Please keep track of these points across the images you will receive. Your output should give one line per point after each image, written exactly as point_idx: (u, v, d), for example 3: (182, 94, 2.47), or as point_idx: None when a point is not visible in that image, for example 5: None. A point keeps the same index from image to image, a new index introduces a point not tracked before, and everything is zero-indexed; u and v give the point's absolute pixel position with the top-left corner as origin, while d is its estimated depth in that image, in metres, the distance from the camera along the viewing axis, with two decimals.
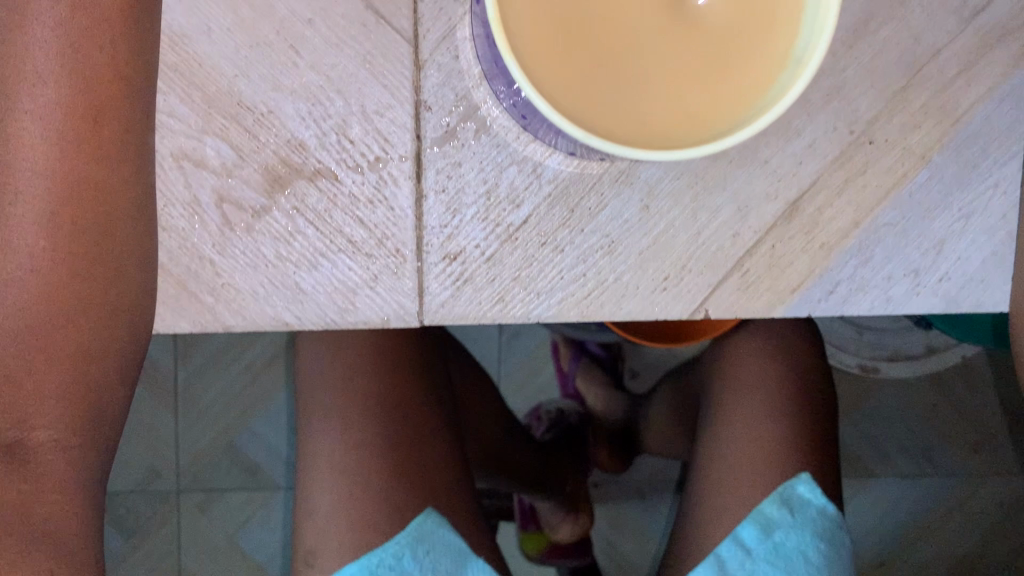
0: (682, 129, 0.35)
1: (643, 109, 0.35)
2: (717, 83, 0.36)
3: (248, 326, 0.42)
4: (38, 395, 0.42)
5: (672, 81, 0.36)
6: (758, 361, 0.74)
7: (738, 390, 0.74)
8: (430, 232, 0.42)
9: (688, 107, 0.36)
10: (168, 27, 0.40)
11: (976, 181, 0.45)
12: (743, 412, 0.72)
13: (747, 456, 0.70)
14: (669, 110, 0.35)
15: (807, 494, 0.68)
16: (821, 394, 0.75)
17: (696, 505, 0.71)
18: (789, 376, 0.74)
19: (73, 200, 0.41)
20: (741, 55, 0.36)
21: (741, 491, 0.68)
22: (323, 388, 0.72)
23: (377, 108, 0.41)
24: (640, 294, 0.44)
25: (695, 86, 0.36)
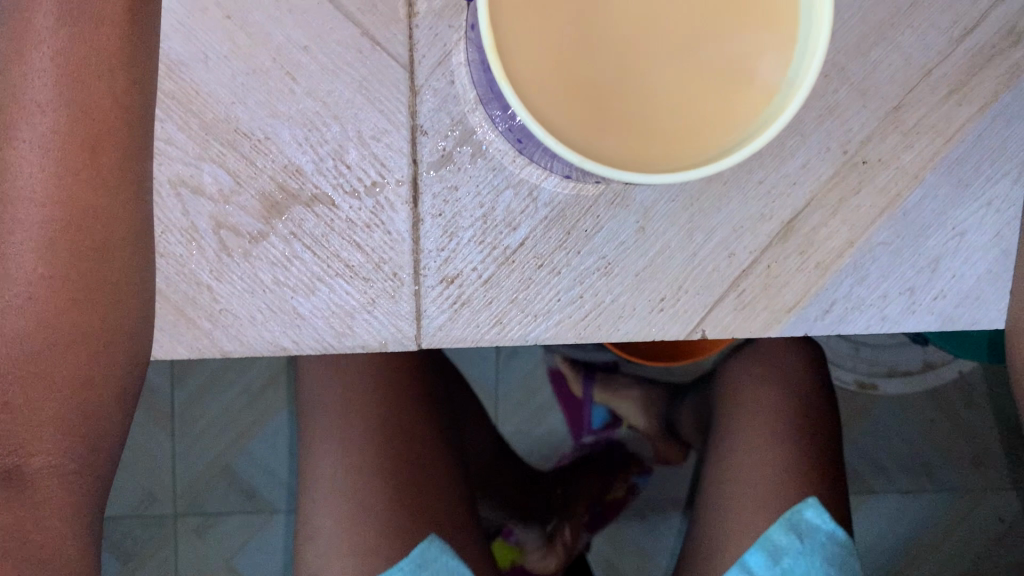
0: (680, 152, 0.35)
1: (642, 134, 0.35)
2: (714, 103, 0.36)
3: (246, 351, 0.42)
4: (37, 422, 0.42)
5: (670, 102, 0.36)
6: (755, 386, 0.75)
7: (738, 416, 0.75)
8: (427, 256, 0.43)
9: (687, 128, 0.36)
10: (166, 55, 0.40)
11: (969, 199, 0.46)
12: (743, 437, 0.73)
13: (752, 479, 0.70)
14: (669, 132, 0.35)
15: (816, 519, 0.68)
16: (823, 416, 0.75)
17: (702, 532, 0.72)
18: (792, 399, 0.74)
19: (72, 230, 0.40)
20: (738, 74, 0.36)
21: (746, 514, 0.68)
22: (321, 411, 0.72)
23: (373, 133, 0.42)
24: (637, 314, 0.45)
25: (694, 107, 0.36)
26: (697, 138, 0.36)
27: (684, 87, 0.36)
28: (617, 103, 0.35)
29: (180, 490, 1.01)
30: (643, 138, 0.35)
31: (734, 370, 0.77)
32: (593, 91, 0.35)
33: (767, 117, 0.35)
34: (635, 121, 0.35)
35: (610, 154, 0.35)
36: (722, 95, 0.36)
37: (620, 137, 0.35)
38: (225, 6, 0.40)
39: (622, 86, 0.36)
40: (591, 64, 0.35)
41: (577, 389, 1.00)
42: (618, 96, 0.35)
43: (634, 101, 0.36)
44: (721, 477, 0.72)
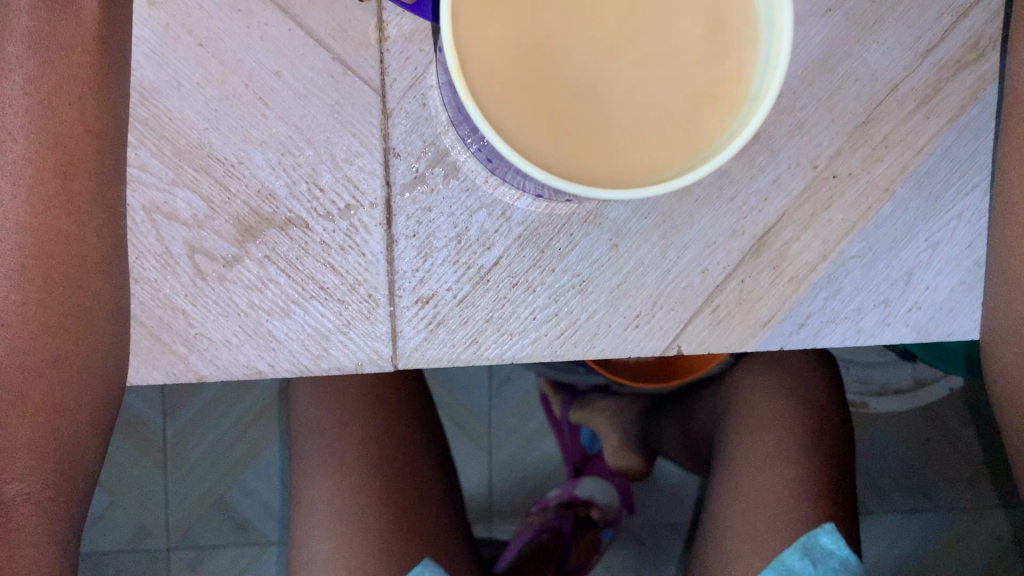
0: (653, 161, 0.36)
1: (615, 141, 0.36)
2: (686, 110, 0.36)
3: (221, 375, 0.42)
4: (11, 448, 0.42)
5: (641, 107, 0.36)
6: (773, 401, 0.74)
7: (753, 428, 0.73)
8: (401, 277, 0.43)
9: (659, 136, 0.36)
10: (139, 82, 0.40)
11: (940, 212, 0.46)
12: (757, 451, 0.72)
13: (764, 500, 0.69)
14: (642, 140, 0.36)
15: (831, 545, 0.67)
16: (839, 435, 0.74)
17: (710, 547, 0.71)
18: (807, 419, 0.73)
19: (44, 256, 0.41)
20: (708, 81, 0.36)
21: (759, 536, 0.67)
22: (318, 433, 0.72)
23: (346, 156, 0.42)
24: (612, 332, 0.45)
25: (665, 114, 0.36)
26: (670, 145, 0.36)
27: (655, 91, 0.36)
28: (590, 109, 0.36)
29: (172, 524, 1.00)
30: (618, 146, 0.36)
31: (752, 380, 0.76)
32: (564, 99, 0.36)
33: (736, 126, 0.35)
34: (608, 128, 0.36)
35: (585, 164, 0.36)
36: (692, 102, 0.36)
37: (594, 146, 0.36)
38: (197, 33, 0.40)
39: (593, 90, 0.36)
40: (563, 71, 0.36)
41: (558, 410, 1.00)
42: (590, 102, 0.36)
43: (605, 107, 0.36)
44: (728, 494, 0.71)
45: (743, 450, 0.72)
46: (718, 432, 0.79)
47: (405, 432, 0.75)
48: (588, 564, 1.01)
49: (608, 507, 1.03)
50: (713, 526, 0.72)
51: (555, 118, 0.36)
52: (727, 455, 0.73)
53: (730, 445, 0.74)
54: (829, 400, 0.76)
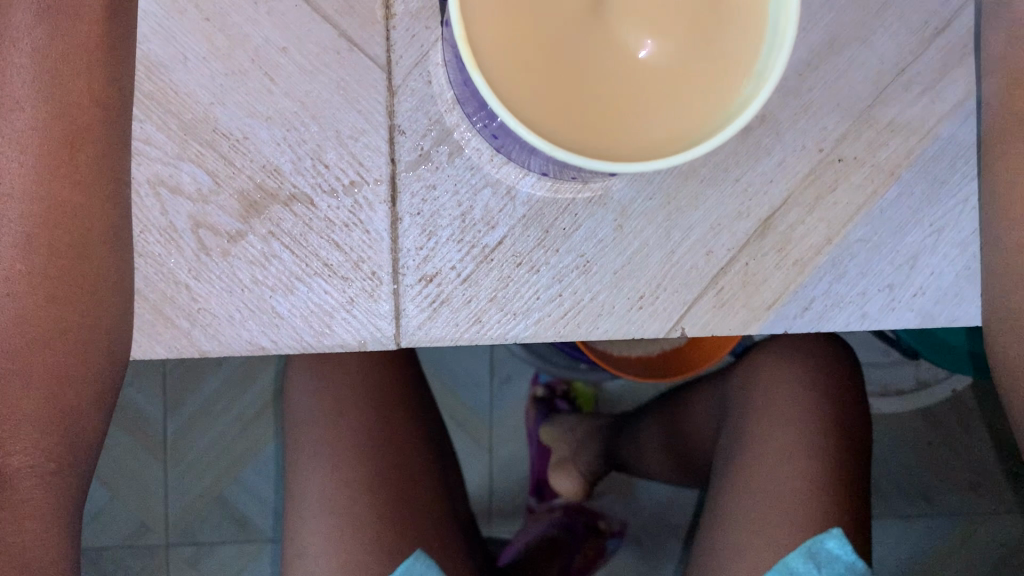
0: (657, 133, 0.36)
1: (619, 110, 0.36)
2: (688, 80, 0.36)
3: (223, 352, 0.42)
4: (17, 420, 0.42)
5: (644, 75, 0.36)
6: (812, 398, 0.73)
7: (787, 420, 0.72)
8: (405, 255, 0.43)
9: (662, 106, 0.36)
10: (145, 56, 0.40)
11: (946, 197, 0.46)
12: (788, 445, 0.70)
13: (779, 494, 0.68)
14: (646, 108, 0.36)
15: (837, 550, 0.66)
16: (862, 441, 0.74)
17: (720, 529, 0.70)
18: (830, 415, 0.72)
19: (52, 224, 0.41)
20: (712, 52, 0.36)
21: (769, 529, 0.67)
22: (310, 422, 0.72)
23: (351, 133, 0.42)
24: (615, 313, 0.45)
25: (668, 82, 0.36)
26: (674, 115, 0.36)
27: (658, 57, 0.36)
28: (593, 77, 0.36)
29: (172, 519, 1.00)
30: (622, 116, 0.36)
31: (791, 369, 0.74)
32: (568, 68, 0.36)
33: (744, 99, 0.35)
34: (612, 97, 0.36)
35: (589, 135, 0.36)
36: (696, 72, 0.36)
37: (599, 115, 0.36)
38: (204, 9, 0.40)
39: (596, 57, 0.36)
40: (566, 38, 0.36)
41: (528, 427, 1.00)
42: (593, 68, 0.36)
43: (608, 75, 0.36)
44: (740, 482, 0.71)
45: (763, 439, 0.71)
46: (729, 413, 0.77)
47: (399, 425, 0.74)
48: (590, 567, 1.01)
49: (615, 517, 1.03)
50: (720, 511, 0.71)
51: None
52: (742, 441, 0.73)
53: (748, 431, 0.73)
54: (850, 397, 0.75)
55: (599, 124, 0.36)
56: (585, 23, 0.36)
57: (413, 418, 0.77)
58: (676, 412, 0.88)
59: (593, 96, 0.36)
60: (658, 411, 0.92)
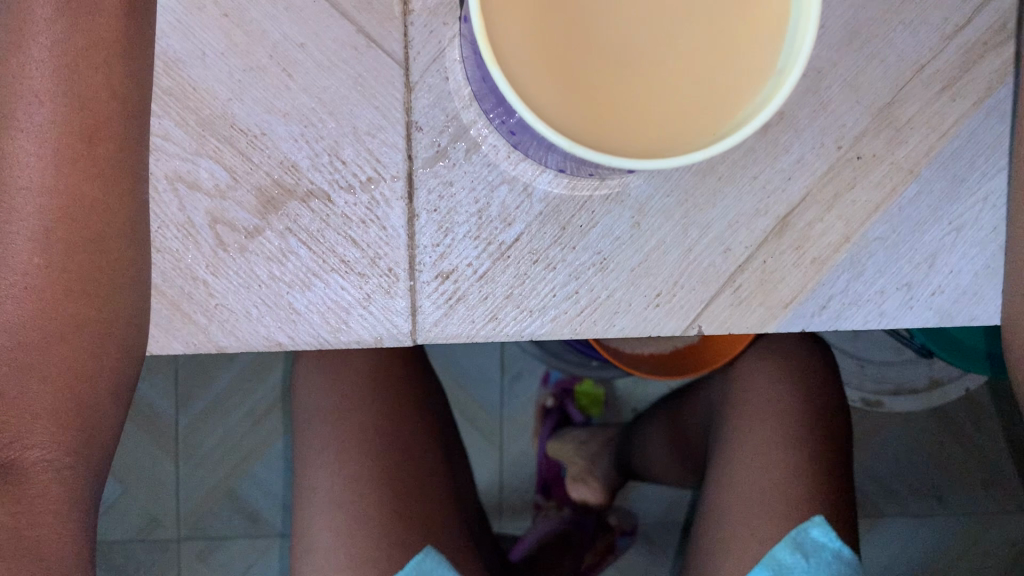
0: (681, 124, 0.36)
1: (643, 96, 0.36)
2: (713, 69, 0.36)
3: (240, 347, 0.42)
4: (32, 415, 0.42)
5: (672, 61, 0.36)
6: (784, 389, 0.73)
7: (761, 414, 0.72)
8: (422, 251, 0.43)
9: (688, 94, 0.36)
10: (163, 52, 0.40)
11: (965, 195, 0.46)
12: (764, 437, 0.71)
13: (759, 485, 0.69)
14: (672, 97, 0.36)
15: (822, 538, 0.66)
16: (842, 427, 0.74)
17: (708, 526, 0.71)
18: (804, 404, 0.73)
19: (69, 218, 0.41)
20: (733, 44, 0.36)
21: (753, 520, 0.67)
22: (318, 418, 0.72)
23: (369, 129, 0.42)
24: (632, 310, 0.45)
25: (693, 70, 0.36)
26: (698, 106, 0.36)
27: (686, 42, 0.36)
28: (620, 62, 0.36)
29: (185, 513, 1.00)
30: (648, 104, 0.36)
31: (761, 363, 0.75)
32: (595, 54, 0.36)
33: (762, 100, 0.35)
34: (636, 90, 0.36)
35: (613, 125, 0.35)
36: (720, 64, 0.36)
37: (624, 102, 0.36)
38: (222, 4, 0.40)
39: (618, 48, 0.36)
40: (592, 24, 0.36)
41: (535, 441, 1.01)
42: (622, 51, 0.36)
43: (636, 60, 0.36)
44: (724, 480, 0.71)
45: (741, 435, 0.72)
46: (714, 414, 0.79)
47: (407, 420, 0.74)
48: (599, 565, 0.98)
49: (626, 517, 1.02)
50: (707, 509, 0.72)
51: (586, 74, 0.36)
52: (724, 436, 0.74)
53: (727, 431, 0.74)
54: (827, 387, 0.76)
55: (624, 111, 0.35)
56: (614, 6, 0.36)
57: (422, 412, 0.77)
58: (679, 413, 0.87)
59: (620, 85, 0.36)
60: (661, 413, 0.91)
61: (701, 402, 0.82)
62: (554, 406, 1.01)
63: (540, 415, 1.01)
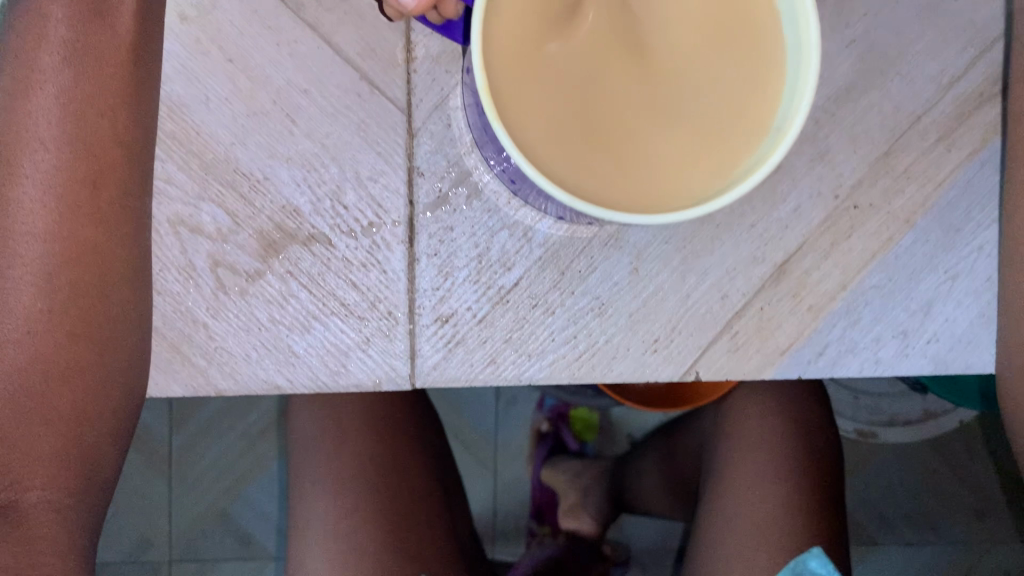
0: (680, 176, 0.36)
1: (644, 148, 0.36)
2: (712, 123, 0.36)
3: (240, 390, 0.43)
4: (34, 457, 0.41)
5: (672, 114, 0.36)
6: (776, 422, 0.74)
7: (754, 447, 0.73)
8: (422, 295, 0.43)
9: (688, 148, 0.36)
10: (168, 97, 0.41)
11: (961, 245, 0.46)
12: (757, 470, 0.71)
13: (754, 516, 0.69)
14: (672, 148, 0.36)
15: (819, 569, 0.65)
16: (835, 460, 0.75)
17: (702, 559, 0.70)
18: (796, 437, 0.74)
19: (73, 260, 0.41)
20: (731, 100, 0.37)
21: (748, 552, 0.67)
22: (312, 449, 0.67)
23: (371, 174, 0.42)
24: (630, 356, 0.45)
25: (692, 124, 0.36)
26: (698, 159, 0.36)
27: (687, 96, 0.37)
28: (620, 114, 0.36)
29: (180, 533, 1.00)
30: (648, 155, 0.36)
31: (753, 396, 0.76)
32: (596, 107, 0.36)
33: (760, 155, 0.36)
34: (636, 144, 0.36)
35: (615, 175, 0.35)
36: (719, 118, 0.37)
37: (626, 154, 0.36)
38: (227, 50, 0.41)
39: (618, 103, 0.36)
40: (594, 77, 0.36)
41: (529, 467, 1.01)
42: (625, 102, 0.36)
43: (636, 113, 0.36)
44: (718, 512, 0.71)
45: (735, 468, 0.72)
46: (706, 448, 0.79)
47: (407, 449, 0.70)
48: None
49: (619, 546, 1.02)
50: (701, 542, 0.72)
51: (589, 124, 0.36)
52: (718, 469, 0.74)
53: (720, 463, 0.74)
54: (818, 420, 0.76)
55: (625, 162, 0.36)
56: (617, 58, 0.36)
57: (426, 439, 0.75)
58: (674, 446, 0.87)
59: (621, 139, 0.36)
60: (657, 445, 0.91)
61: (696, 436, 0.82)
62: (549, 430, 1.01)
63: (535, 441, 1.01)
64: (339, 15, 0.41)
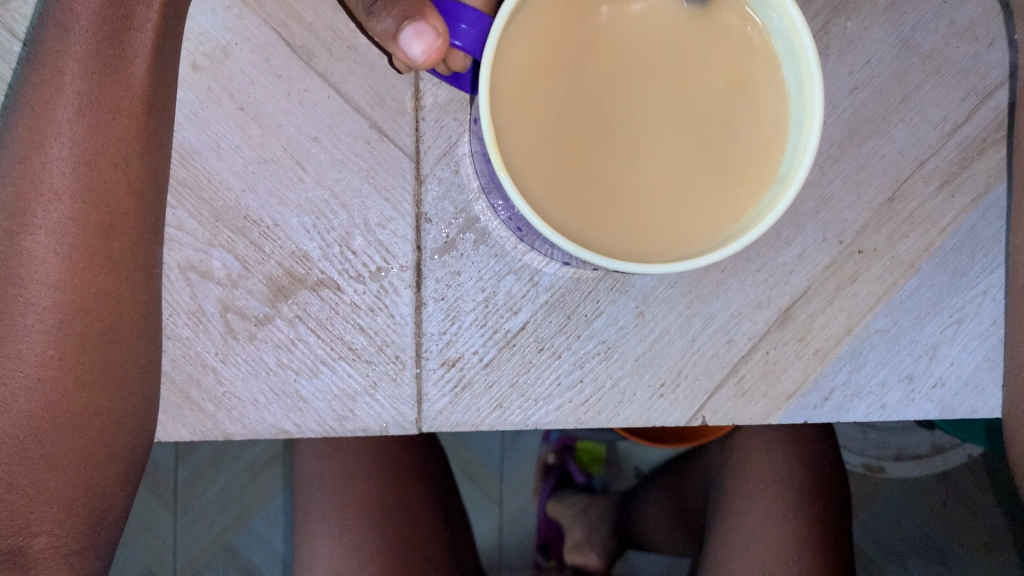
0: (687, 224, 0.36)
1: (651, 195, 0.36)
2: (718, 171, 0.37)
3: (248, 435, 0.43)
4: (41, 502, 0.39)
5: (678, 161, 0.37)
6: (782, 457, 0.74)
7: (760, 483, 0.72)
8: (429, 339, 0.43)
9: (692, 196, 0.37)
10: (180, 144, 0.42)
11: (965, 288, 0.46)
12: (763, 506, 0.71)
13: (759, 553, 0.69)
14: (678, 195, 0.37)
15: None
16: (840, 495, 0.75)
17: None
18: (803, 472, 0.73)
19: (82, 310, 0.40)
20: (736, 148, 0.37)
21: None
22: (317, 484, 0.67)
23: (379, 220, 0.43)
24: (636, 401, 0.45)
25: (698, 172, 0.37)
26: (704, 207, 0.37)
27: (694, 141, 0.37)
28: (626, 162, 0.36)
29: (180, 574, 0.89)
30: (655, 202, 0.36)
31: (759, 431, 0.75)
32: (601, 155, 0.36)
33: (764, 206, 0.36)
34: (640, 191, 0.36)
35: (622, 224, 0.36)
36: (725, 166, 0.37)
37: (632, 201, 0.36)
38: (238, 98, 0.42)
39: (624, 151, 0.36)
40: (599, 125, 0.36)
41: (534, 501, 0.97)
42: (632, 149, 0.36)
43: (642, 160, 0.36)
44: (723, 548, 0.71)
45: (741, 504, 0.72)
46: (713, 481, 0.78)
47: (409, 488, 0.69)
48: None
49: None
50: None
51: (597, 173, 0.36)
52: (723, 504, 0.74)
53: (726, 498, 0.74)
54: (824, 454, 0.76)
55: (632, 209, 0.36)
56: (624, 105, 0.37)
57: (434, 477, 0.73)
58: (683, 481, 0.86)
59: (626, 186, 0.36)
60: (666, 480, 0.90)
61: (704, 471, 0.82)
62: (555, 463, 0.98)
63: (541, 474, 0.98)
64: (349, 64, 0.43)
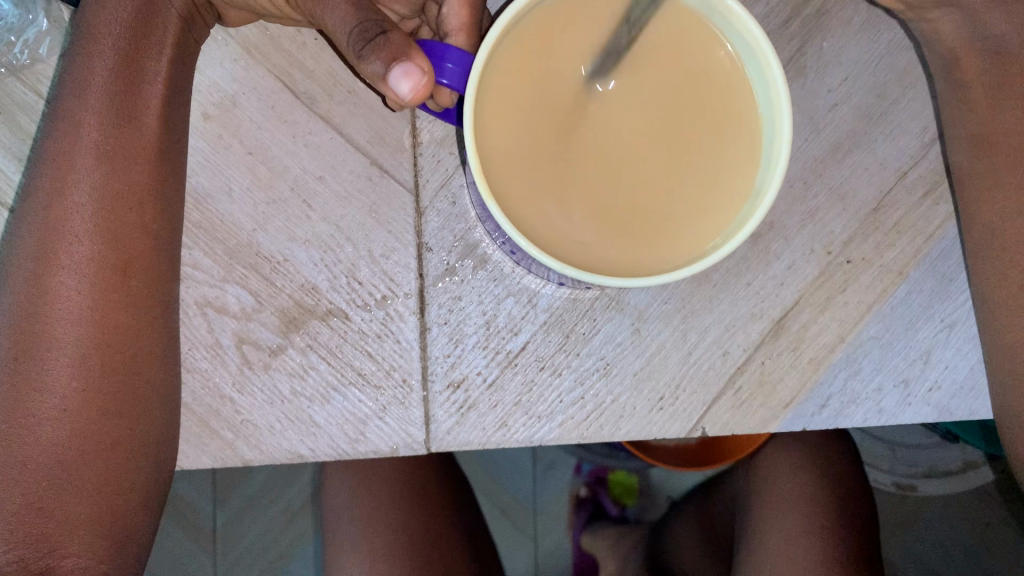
0: (664, 239, 0.38)
1: (632, 211, 0.38)
2: (694, 189, 0.39)
3: (264, 460, 0.45)
4: (71, 524, 0.40)
5: (654, 178, 0.39)
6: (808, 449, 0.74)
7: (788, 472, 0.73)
8: (434, 362, 0.45)
9: (669, 211, 0.38)
10: (194, 190, 0.45)
11: (956, 293, 0.47)
12: (791, 492, 0.71)
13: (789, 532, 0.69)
14: (656, 211, 0.38)
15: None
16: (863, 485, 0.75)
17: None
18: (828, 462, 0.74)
19: (103, 343, 0.41)
20: (712, 162, 0.39)
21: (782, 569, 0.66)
22: (344, 519, 0.69)
23: (383, 251, 0.45)
24: (637, 414, 0.46)
25: (674, 188, 0.39)
26: (683, 222, 0.38)
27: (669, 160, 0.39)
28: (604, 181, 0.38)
29: None
30: (632, 218, 0.38)
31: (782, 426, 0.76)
32: (581, 174, 0.38)
33: (741, 219, 0.37)
34: (618, 209, 0.38)
35: (603, 239, 0.38)
36: (701, 184, 0.39)
37: (614, 216, 0.38)
38: (247, 144, 0.45)
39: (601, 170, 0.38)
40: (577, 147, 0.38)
41: (568, 535, 0.89)
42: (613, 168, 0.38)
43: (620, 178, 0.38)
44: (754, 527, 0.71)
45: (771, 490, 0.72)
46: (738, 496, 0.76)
47: (437, 518, 0.69)
48: None
49: None
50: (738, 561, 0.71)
51: (574, 190, 0.38)
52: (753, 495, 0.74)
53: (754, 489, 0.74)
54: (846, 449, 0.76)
55: (614, 224, 0.38)
56: (600, 127, 0.39)
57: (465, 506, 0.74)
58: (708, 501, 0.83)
59: (605, 204, 0.38)
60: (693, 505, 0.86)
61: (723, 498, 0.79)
62: (588, 495, 0.90)
63: (573, 506, 0.90)
64: (350, 107, 0.46)
